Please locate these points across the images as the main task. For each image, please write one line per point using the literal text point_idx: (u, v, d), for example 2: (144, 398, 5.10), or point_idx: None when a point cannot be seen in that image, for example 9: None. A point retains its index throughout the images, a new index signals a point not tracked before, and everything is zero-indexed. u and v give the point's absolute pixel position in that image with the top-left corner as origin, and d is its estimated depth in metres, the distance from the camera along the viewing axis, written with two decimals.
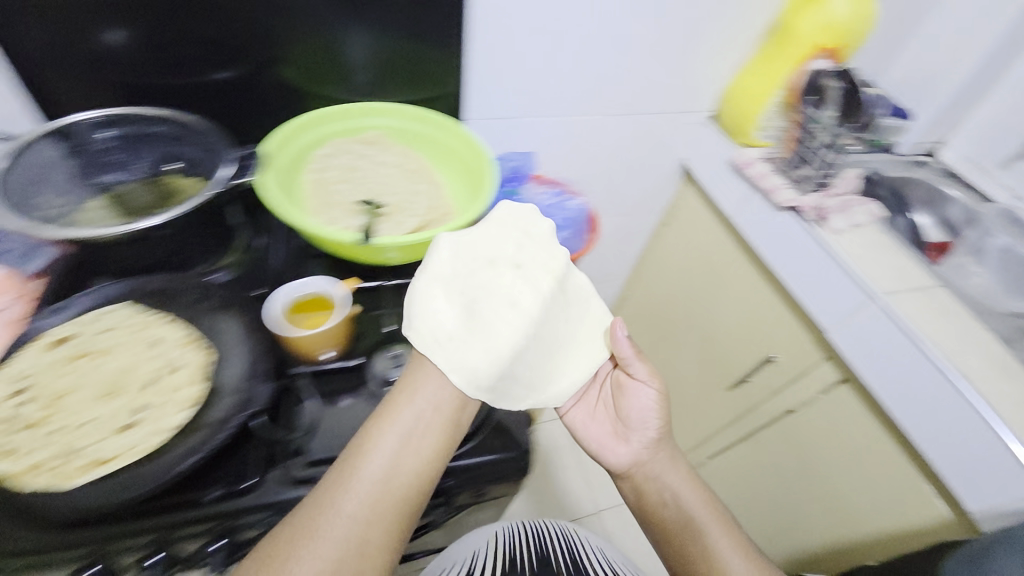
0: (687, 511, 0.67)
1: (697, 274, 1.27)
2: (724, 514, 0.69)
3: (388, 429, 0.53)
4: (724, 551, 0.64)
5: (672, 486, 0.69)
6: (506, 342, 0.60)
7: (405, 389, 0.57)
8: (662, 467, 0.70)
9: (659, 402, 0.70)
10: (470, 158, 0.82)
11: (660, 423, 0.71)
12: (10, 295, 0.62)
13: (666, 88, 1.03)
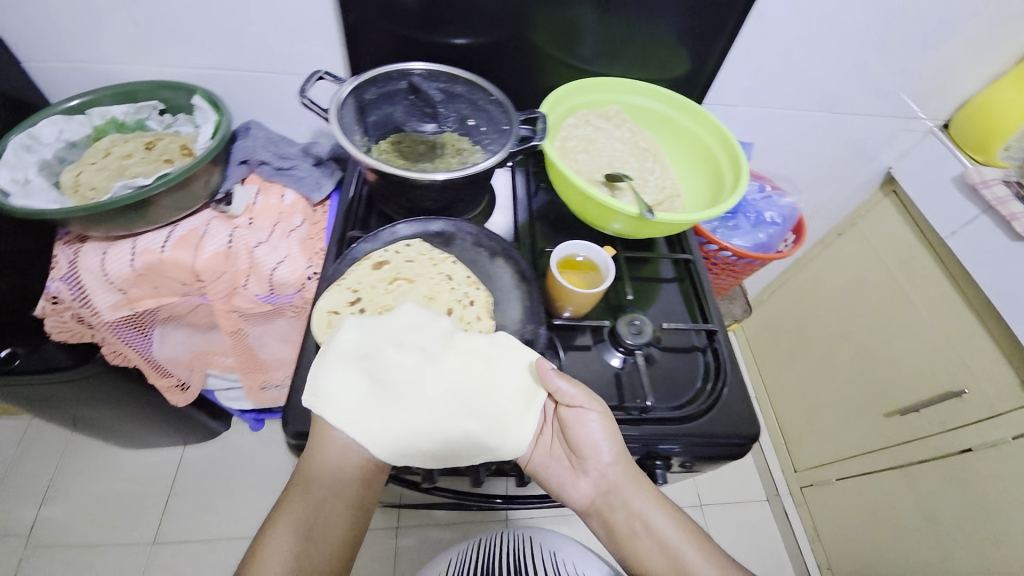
0: (660, 536, 0.59)
1: (875, 290, 1.22)
2: (694, 533, 0.61)
3: (306, 498, 0.54)
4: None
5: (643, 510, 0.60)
6: (440, 423, 0.56)
7: (303, 470, 0.55)
8: (621, 490, 0.60)
9: (614, 432, 0.60)
10: (710, 139, 0.81)
11: (614, 453, 0.60)
12: (299, 217, 0.81)
13: (904, 92, 1.01)
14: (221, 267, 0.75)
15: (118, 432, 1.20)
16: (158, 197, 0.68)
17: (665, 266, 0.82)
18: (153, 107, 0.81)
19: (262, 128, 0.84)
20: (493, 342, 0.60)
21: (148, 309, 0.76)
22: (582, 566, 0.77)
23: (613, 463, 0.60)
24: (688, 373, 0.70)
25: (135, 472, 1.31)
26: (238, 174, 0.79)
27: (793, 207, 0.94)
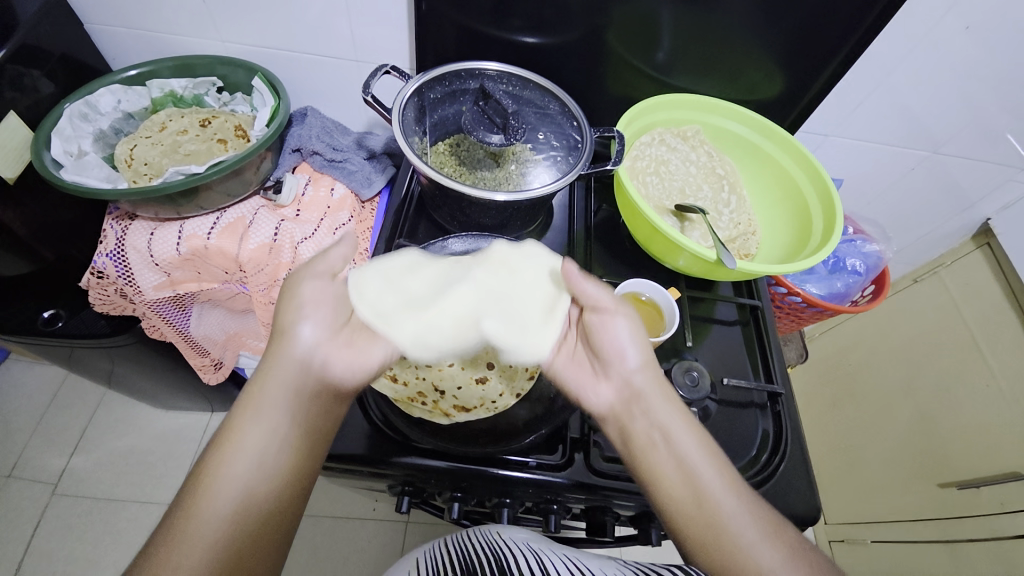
0: (688, 462, 0.48)
1: (947, 349, 1.10)
2: (733, 473, 0.48)
3: (267, 388, 0.45)
4: (743, 525, 0.45)
5: (671, 426, 0.50)
6: (467, 334, 0.51)
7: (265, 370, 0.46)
8: (648, 398, 0.51)
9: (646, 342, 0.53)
10: (800, 176, 0.73)
11: (645, 361, 0.53)
12: (347, 213, 0.77)
13: (1022, 140, 0.88)
14: (264, 259, 0.72)
15: (148, 393, 1.22)
16: (209, 184, 0.66)
17: (725, 307, 0.75)
18: (212, 84, 0.79)
19: (318, 116, 0.80)
20: (513, 251, 0.56)
21: (188, 292, 0.75)
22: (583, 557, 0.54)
23: (642, 370, 0.52)
24: (745, 435, 0.64)
25: (163, 433, 1.34)
26: (290, 162, 0.77)
27: (879, 255, 0.86)
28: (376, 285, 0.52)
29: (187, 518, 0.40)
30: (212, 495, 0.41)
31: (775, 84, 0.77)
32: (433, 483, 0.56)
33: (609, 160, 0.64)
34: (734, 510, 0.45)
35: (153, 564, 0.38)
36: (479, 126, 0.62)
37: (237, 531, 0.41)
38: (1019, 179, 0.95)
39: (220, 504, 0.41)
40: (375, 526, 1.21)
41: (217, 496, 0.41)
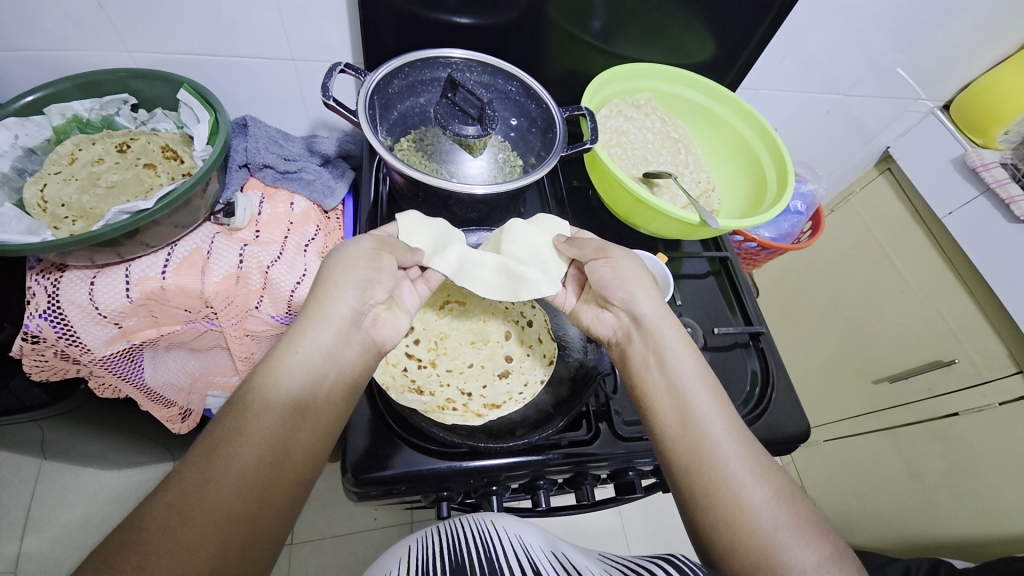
0: (683, 389, 0.50)
1: (868, 264, 1.25)
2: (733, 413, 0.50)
3: (319, 328, 0.48)
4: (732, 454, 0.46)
5: (673, 356, 0.52)
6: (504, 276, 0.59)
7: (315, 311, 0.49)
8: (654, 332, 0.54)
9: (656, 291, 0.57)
10: (748, 131, 0.79)
11: (658, 305, 0.55)
12: (313, 226, 0.73)
13: (911, 75, 1.02)
14: (233, 291, 0.67)
15: (91, 457, 1.08)
16: (157, 220, 0.59)
17: (695, 263, 0.80)
18: (123, 101, 0.68)
19: (260, 124, 0.73)
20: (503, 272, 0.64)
21: (147, 340, 0.68)
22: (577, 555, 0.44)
23: (649, 302, 0.55)
24: (738, 374, 0.70)
25: (122, 493, 1.21)
26: (239, 179, 0.70)
27: (813, 194, 0.96)
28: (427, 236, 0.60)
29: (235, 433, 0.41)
30: (251, 433, 0.41)
31: (709, 49, 0.80)
32: (472, 482, 0.57)
33: (584, 140, 0.65)
34: (726, 444, 0.47)
35: (197, 473, 0.39)
36: (453, 118, 0.59)
37: (261, 482, 0.40)
38: (913, 108, 1.10)
39: (259, 434, 0.42)
40: (380, 535, 1.19)
41: (252, 440, 0.41)
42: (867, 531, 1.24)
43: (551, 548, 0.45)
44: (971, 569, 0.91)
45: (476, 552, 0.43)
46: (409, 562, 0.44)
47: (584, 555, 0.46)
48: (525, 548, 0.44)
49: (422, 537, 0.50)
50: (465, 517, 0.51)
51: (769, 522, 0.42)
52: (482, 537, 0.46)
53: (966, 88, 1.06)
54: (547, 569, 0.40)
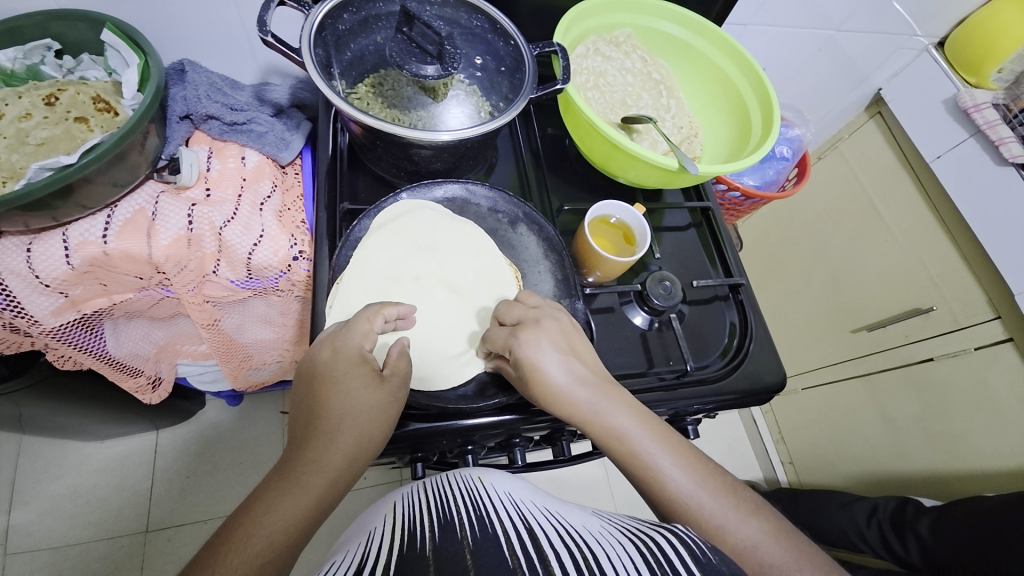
0: (639, 466, 0.46)
1: (852, 213, 1.23)
2: (696, 460, 0.47)
3: (345, 422, 0.45)
4: (704, 500, 0.44)
5: (615, 437, 0.47)
6: (442, 336, 0.59)
7: (341, 398, 0.46)
8: (579, 412, 0.48)
9: (564, 348, 0.50)
10: (734, 71, 0.74)
11: (577, 383, 0.49)
12: (269, 183, 0.68)
13: (908, 8, 0.96)
14: (185, 255, 0.63)
15: (72, 429, 1.07)
16: (88, 177, 0.54)
17: (676, 215, 0.77)
18: (47, 47, 0.61)
19: (200, 70, 0.66)
20: (459, 274, 0.62)
21: (99, 310, 0.64)
22: (570, 513, 0.43)
23: (569, 387, 0.48)
24: (717, 327, 0.69)
25: (107, 463, 1.21)
26: (183, 133, 0.64)
27: (800, 138, 0.93)
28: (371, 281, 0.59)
29: (252, 519, 0.39)
30: (262, 522, 0.39)
31: None
32: (446, 442, 0.55)
33: (555, 80, 0.60)
34: (701, 500, 0.44)
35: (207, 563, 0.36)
36: (409, 57, 0.54)
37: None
38: (908, 46, 1.05)
39: (270, 523, 0.39)
40: (368, 493, 1.21)
41: (262, 531, 0.38)
42: (840, 473, 1.29)
43: (543, 505, 0.43)
44: (936, 506, 0.96)
45: (463, 509, 0.41)
46: (394, 520, 0.43)
47: (575, 508, 0.46)
48: (515, 505, 0.42)
49: (409, 493, 0.49)
50: (450, 472, 0.50)
51: (771, 556, 0.42)
52: (470, 494, 0.44)
53: (961, 23, 1.00)
54: (541, 528, 0.39)
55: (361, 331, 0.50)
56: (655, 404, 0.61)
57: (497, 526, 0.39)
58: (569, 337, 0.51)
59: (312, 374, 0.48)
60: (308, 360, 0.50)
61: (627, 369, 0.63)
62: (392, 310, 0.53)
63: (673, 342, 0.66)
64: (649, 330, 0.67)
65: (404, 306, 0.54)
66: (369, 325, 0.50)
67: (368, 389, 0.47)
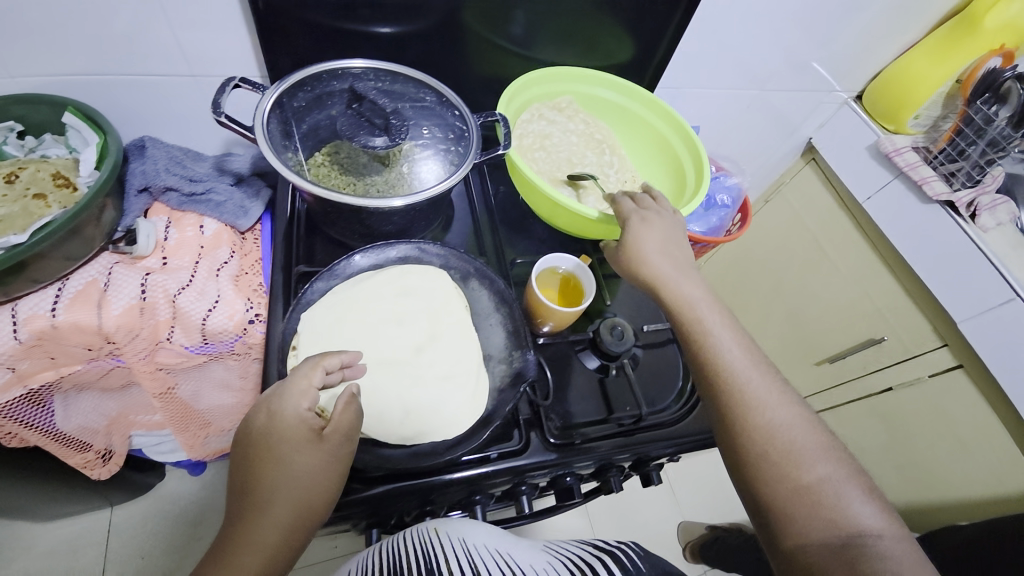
0: (738, 378, 0.50)
1: (802, 251, 1.30)
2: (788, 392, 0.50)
3: (282, 493, 0.45)
4: (795, 434, 0.47)
5: (717, 345, 0.53)
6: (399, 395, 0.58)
7: (275, 465, 0.46)
8: (664, 286, 0.57)
9: (678, 262, 0.59)
10: (668, 130, 0.80)
11: (694, 287, 0.57)
12: (226, 249, 0.70)
13: (825, 68, 1.06)
14: (137, 324, 0.63)
15: (15, 513, 0.99)
16: (41, 253, 0.55)
17: None
18: (11, 129, 0.63)
19: (160, 144, 0.69)
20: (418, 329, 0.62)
21: (46, 383, 0.62)
22: (516, 549, 0.47)
23: (697, 294, 0.57)
24: (672, 369, 0.71)
25: (54, 549, 1.12)
26: (140, 205, 0.66)
27: (739, 187, 0.99)
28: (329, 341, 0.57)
29: None
30: None
31: (629, 48, 0.82)
32: (400, 504, 0.54)
33: (497, 144, 0.65)
34: (786, 423, 0.47)
35: None
36: (359, 130, 0.58)
37: None
38: (829, 100, 1.14)
39: None
40: (340, 562, 1.14)
41: None
42: None
43: (495, 546, 0.46)
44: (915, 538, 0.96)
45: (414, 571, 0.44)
46: None
47: (524, 546, 0.49)
48: (467, 554, 0.45)
49: (362, 560, 0.51)
50: (408, 531, 0.51)
51: (802, 438, 0.46)
52: (423, 549, 0.47)
53: (876, 77, 1.10)
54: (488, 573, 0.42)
55: (297, 392, 0.48)
56: (610, 451, 0.61)
57: None
58: (678, 243, 0.61)
59: (249, 441, 0.47)
60: (246, 425, 0.49)
61: (582, 418, 0.64)
62: (334, 360, 0.51)
63: (628, 387, 0.67)
64: (603, 377, 0.68)
65: (348, 355, 0.52)
66: (306, 384, 0.48)
67: (305, 454, 0.47)
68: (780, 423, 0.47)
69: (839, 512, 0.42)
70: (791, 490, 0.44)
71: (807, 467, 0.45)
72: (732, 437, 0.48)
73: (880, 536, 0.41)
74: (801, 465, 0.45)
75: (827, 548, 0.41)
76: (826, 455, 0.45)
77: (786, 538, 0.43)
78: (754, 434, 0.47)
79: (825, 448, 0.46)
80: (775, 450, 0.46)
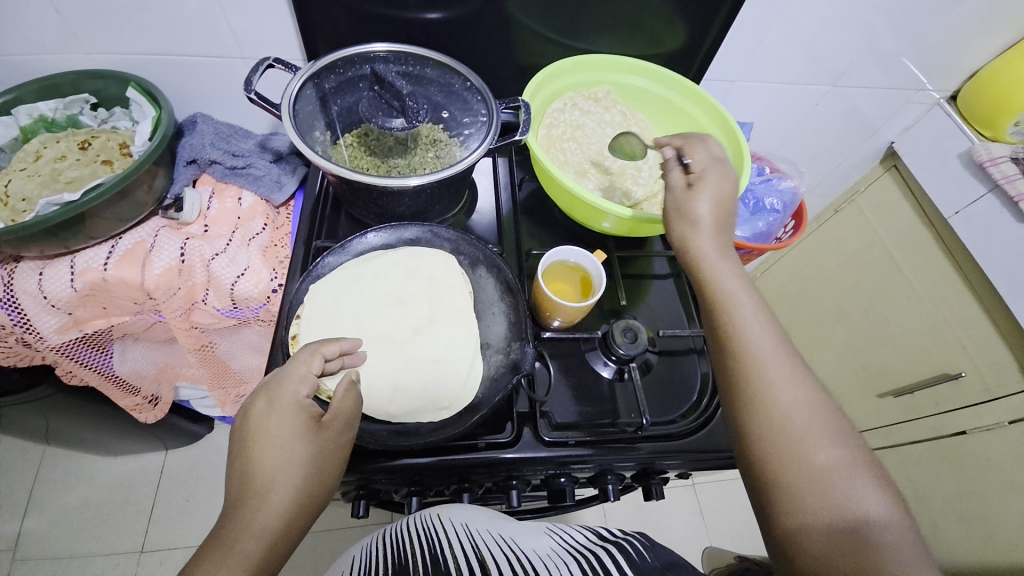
0: (754, 355, 0.45)
1: (873, 268, 1.16)
2: (810, 373, 0.45)
3: (282, 479, 0.43)
4: (806, 417, 0.42)
5: (736, 316, 0.47)
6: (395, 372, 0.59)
7: (276, 450, 0.44)
8: (696, 249, 0.52)
9: (719, 220, 0.53)
10: (711, 125, 0.75)
11: (723, 253, 0.52)
12: (260, 221, 0.74)
13: (914, 62, 0.93)
14: (176, 283, 0.69)
15: (86, 444, 1.13)
16: (94, 210, 0.61)
17: (660, 262, 0.76)
18: (85, 101, 0.72)
19: (209, 121, 0.76)
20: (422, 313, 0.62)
21: (98, 330, 0.70)
22: (517, 535, 0.46)
23: (726, 261, 0.50)
24: (688, 379, 0.66)
25: (119, 480, 1.27)
26: (188, 175, 0.72)
27: (793, 191, 0.91)
28: (334, 314, 0.59)
29: None
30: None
31: (680, 37, 0.76)
32: (385, 480, 0.55)
33: (516, 131, 0.63)
34: (797, 405, 0.42)
35: None
36: (378, 112, 0.59)
37: None
38: (917, 99, 1.01)
39: None
40: (357, 532, 1.18)
41: None
42: None
43: (496, 530, 0.46)
44: None
45: (419, 548, 0.45)
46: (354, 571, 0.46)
47: (527, 531, 0.48)
48: (469, 537, 0.45)
49: (368, 545, 0.51)
50: (412, 517, 0.51)
51: (811, 422, 0.41)
52: (426, 530, 0.47)
53: (976, 75, 0.95)
54: (490, 557, 0.41)
55: (297, 375, 0.47)
56: (606, 458, 0.58)
57: (450, 566, 0.41)
58: (729, 204, 0.54)
59: (245, 428, 0.45)
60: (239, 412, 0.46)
61: (582, 419, 0.61)
62: (333, 347, 0.52)
63: (635, 393, 0.63)
64: (610, 379, 0.64)
65: (347, 342, 0.53)
66: (306, 368, 0.47)
67: (305, 438, 0.45)
68: (791, 402, 0.42)
69: (842, 497, 0.38)
70: (794, 472, 0.40)
71: (813, 448, 0.40)
72: (739, 414, 0.44)
73: (884, 528, 0.36)
74: (809, 446, 0.40)
75: (826, 534, 0.37)
76: (838, 443, 0.40)
77: (783, 516, 0.39)
78: (760, 412, 0.43)
79: (839, 436, 0.41)
80: (778, 430, 0.42)
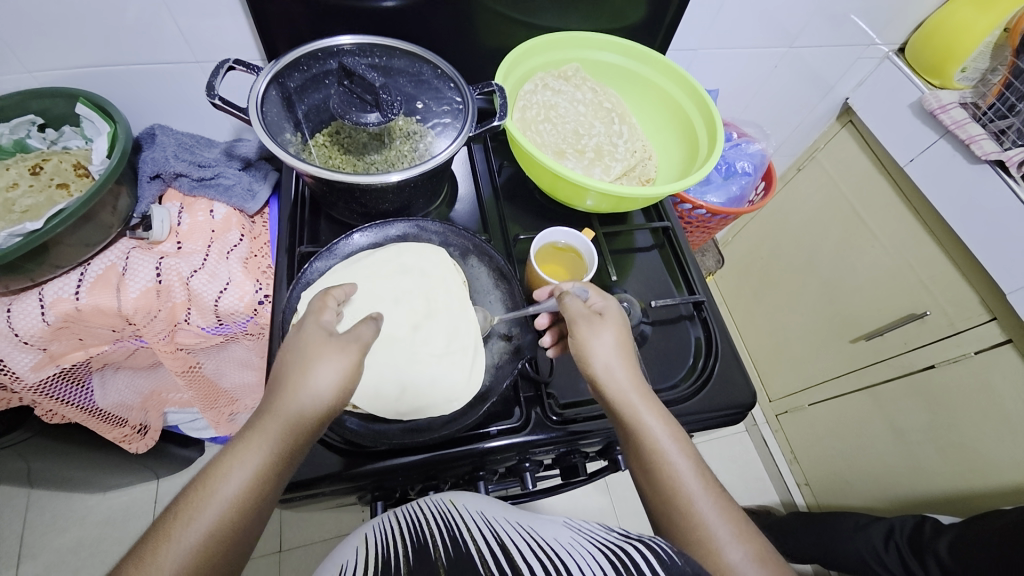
0: (660, 466, 0.47)
1: (840, 220, 1.21)
2: (706, 470, 0.48)
3: (304, 391, 0.43)
4: (714, 521, 0.44)
5: (642, 429, 0.49)
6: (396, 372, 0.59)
7: (300, 363, 0.44)
8: (601, 370, 0.52)
9: (616, 332, 0.54)
10: (681, 95, 0.76)
11: (625, 368, 0.52)
12: (236, 232, 0.72)
13: (864, 19, 0.96)
14: (155, 305, 0.66)
15: (75, 483, 1.08)
16: (59, 237, 0.58)
17: (644, 235, 0.77)
18: (31, 122, 0.66)
19: (169, 132, 0.72)
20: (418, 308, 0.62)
21: (77, 363, 0.67)
22: (538, 522, 0.42)
23: (625, 374, 0.51)
24: (683, 346, 0.68)
25: (114, 515, 1.22)
26: (153, 192, 0.68)
27: (762, 153, 0.94)
28: None
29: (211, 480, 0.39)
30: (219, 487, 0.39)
31: (641, 9, 0.77)
32: (400, 478, 0.55)
33: (494, 116, 0.62)
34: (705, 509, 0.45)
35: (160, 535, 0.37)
36: (351, 107, 0.57)
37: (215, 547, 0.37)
38: (868, 54, 1.05)
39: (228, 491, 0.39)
40: None
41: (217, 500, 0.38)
42: (860, 493, 1.23)
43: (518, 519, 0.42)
44: (955, 524, 0.90)
45: (437, 535, 0.42)
46: (369, 549, 0.43)
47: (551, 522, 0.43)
48: (490, 524, 0.42)
49: (381, 522, 0.49)
50: (424, 499, 0.50)
51: (714, 523, 0.44)
52: (443, 518, 0.44)
53: (920, 27, 0.99)
54: (513, 542, 0.38)
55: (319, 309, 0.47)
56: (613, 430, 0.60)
57: (470, 548, 0.38)
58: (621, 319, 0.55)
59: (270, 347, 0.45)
60: None
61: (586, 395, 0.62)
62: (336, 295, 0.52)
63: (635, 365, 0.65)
64: None
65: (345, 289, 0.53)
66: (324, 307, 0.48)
67: (326, 356, 0.44)
68: (696, 506, 0.45)
69: None
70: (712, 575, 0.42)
71: (723, 550, 0.42)
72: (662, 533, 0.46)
73: None
74: (720, 551, 0.42)
75: None
76: (743, 538, 0.43)
77: None
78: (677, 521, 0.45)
79: (739, 531, 0.44)
80: (692, 537, 0.44)
